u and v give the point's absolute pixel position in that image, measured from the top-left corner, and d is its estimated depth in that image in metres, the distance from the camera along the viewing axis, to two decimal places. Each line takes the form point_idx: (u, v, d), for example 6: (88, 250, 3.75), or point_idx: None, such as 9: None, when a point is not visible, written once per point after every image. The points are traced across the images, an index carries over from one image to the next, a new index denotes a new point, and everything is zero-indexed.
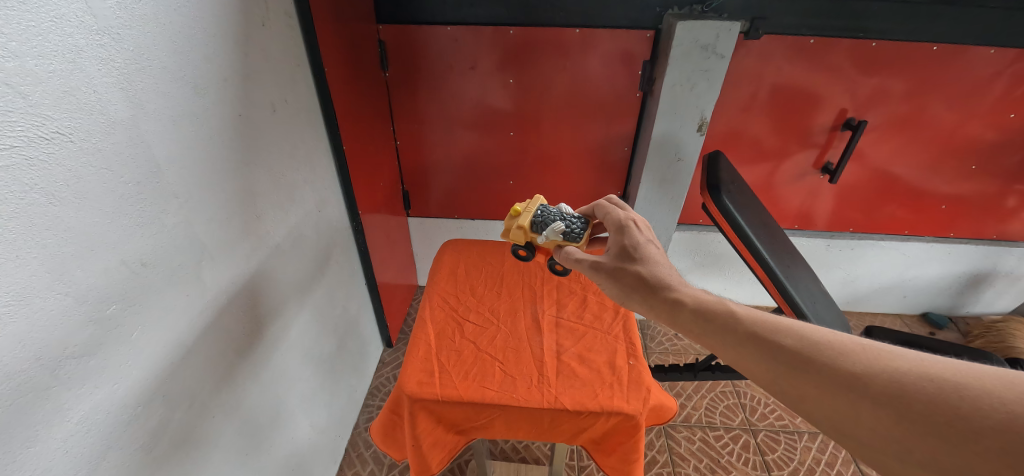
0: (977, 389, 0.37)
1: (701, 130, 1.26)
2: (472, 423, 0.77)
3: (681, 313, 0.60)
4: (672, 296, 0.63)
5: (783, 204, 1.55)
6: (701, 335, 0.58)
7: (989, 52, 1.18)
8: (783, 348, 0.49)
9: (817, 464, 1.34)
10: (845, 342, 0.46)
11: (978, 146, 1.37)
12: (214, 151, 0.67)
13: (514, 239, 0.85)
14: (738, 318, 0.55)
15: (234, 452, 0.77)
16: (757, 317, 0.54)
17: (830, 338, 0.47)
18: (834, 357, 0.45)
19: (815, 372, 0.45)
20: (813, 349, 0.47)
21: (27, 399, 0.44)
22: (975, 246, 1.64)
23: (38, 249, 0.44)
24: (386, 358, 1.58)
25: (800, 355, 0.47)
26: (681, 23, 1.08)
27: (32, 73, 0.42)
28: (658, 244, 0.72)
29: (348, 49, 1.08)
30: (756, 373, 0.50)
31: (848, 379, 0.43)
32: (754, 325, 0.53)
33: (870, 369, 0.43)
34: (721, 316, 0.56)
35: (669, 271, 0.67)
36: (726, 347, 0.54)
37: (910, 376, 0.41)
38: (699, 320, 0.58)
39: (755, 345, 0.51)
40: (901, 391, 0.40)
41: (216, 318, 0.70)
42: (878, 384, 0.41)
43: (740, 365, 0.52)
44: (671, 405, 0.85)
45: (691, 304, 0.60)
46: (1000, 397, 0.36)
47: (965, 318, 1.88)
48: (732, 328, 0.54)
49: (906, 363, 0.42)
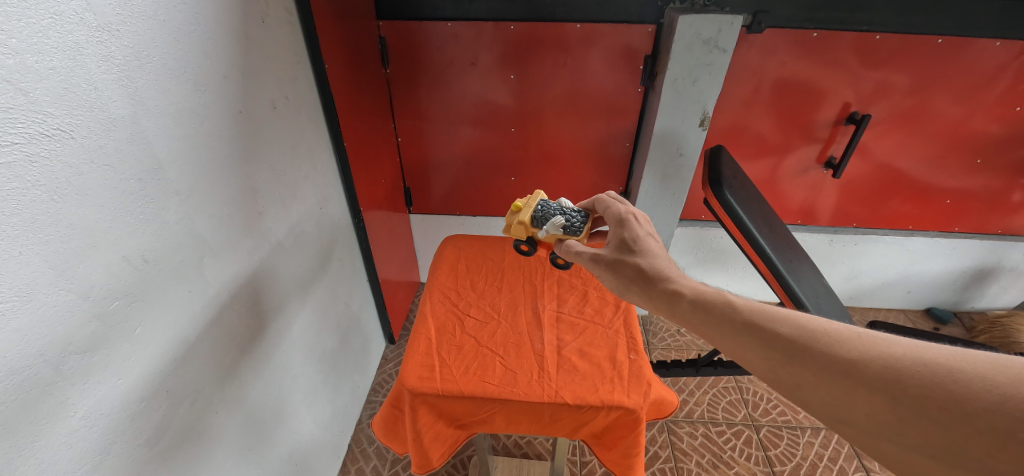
0: (970, 372, 0.37)
1: (703, 125, 1.25)
2: (472, 418, 0.77)
3: (680, 304, 0.60)
4: (671, 287, 0.63)
5: (786, 198, 1.54)
6: (699, 326, 0.58)
7: (996, 44, 1.17)
8: (780, 336, 0.49)
9: (820, 460, 1.33)
10: (841, 331, 0.46)
11: (984, 140, 1.36)
12: (214, 148, 0.67)
13: (515, 236, 0.85)
14: (737, 309, 0.55)
15: (238, 446, 0.78)
16: (755, 307, 0.54)
17: (826, 327, 0.48)
18: (830, 344, 0.45)
19: (812, 359, 0.45)
20: (809, 338, 0.47)
21: (31, 394, 0.45)
22: (980, 240, 1.62)
23: (41, 246, 0.45)
24: (389, 355, 1.59)
25: (797, 344, 0.47)
26: (683, 18, 1.07)
27: (32, 69, 0.42)
28: (657, 237, 0.72)
29: (348, 45, 1.08)
30: (753, 362, 0.50)
31: (843, 366, 0.43)
32: (752, 315, 0.53)
33: (865, 355, 0.43)
34: (720, 307, 0.57)
35: (668, 263, 0.67)
36: (724, 337, 0.54)
37: (904, 362, 0.41)
38: (698, 311, 0.58)
39: (753, 334, 0.51)
40: (895, 376, 0.40)
41: (218, 314, 0.71)
42: (873, 370, 0.41)
43: (738, 355, 0.53)
44: (672, 399, 0.85)
45: (689, 295, 0.60)
46: (992, 379, 0.36)
47: (969, 313, 1.87)
48: (730, 318, 0.55)
49: (900, 350, 0.42)
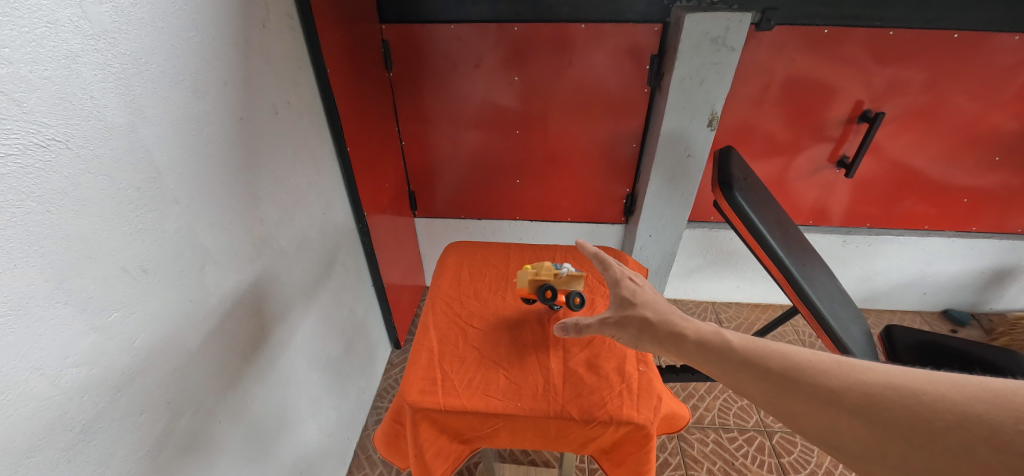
0: (933, 393, 0.37)
1: (711, 124, 1.22)
2: (476, 433, 0.75)
3: (686, 346, 0.58)
4: (675, 328, 0.60)
5: (797, 199, 1.51)
6: (704, 365, 0.55)
7: (1013, 38, 1.13)
8: (771, 368, 0.47)
9: (835, 467, 1.30)
10: (821, 358, 0.45)
11: (1001, 137, 1.32)
12: (213, 155, 0.66)
13: (540, 282, 0.87)
14: (734, 347, 0.53)
15: (241, 456, 0.77)
16: (749, 342, 0.52)
17: (809, 355, 0.46)
18: (814, 373, 0.44)
19: (800, 389, 0.44)
20: (796, 367, 0.46)
21: (26, 409, 0.44)
22: (1000, 240, 1.58)
23: (36, 258, 0.44)
24: (394, 360, 1.58)
25: (786, 374, 0.46)
26: (690, 16, 1.05)
27: (25, 79, 0.42)
28: (654, 289, 0.70)
29: (350, 48, 1.06)
30: (753, 396, 0.48)
31: (826, 393, 0.42)
32: (747, 351, 0.51)
33: (843, 382, 0.42)
34: (720, 347, 0.54)
35: (668, 307, 0.65)
36: (724, 373, 0.52)
37: (876, 386, 0.40)
38: (703, 352, 0.55)
39: (748, 369, 0.49)
40: (870, 400, 0.40)
41: (219, 322, 0.69)
42: (851, 396, 0.41)
43: (740, 391, 0.50)
44: (684, 412, 0.83)
45: (692, 336, 0.58)
46: (952, 399, 0.36)
47: (988, 315, 1.82)
48: (729, 355, 0.52)
49: (872, 374, 0.41)
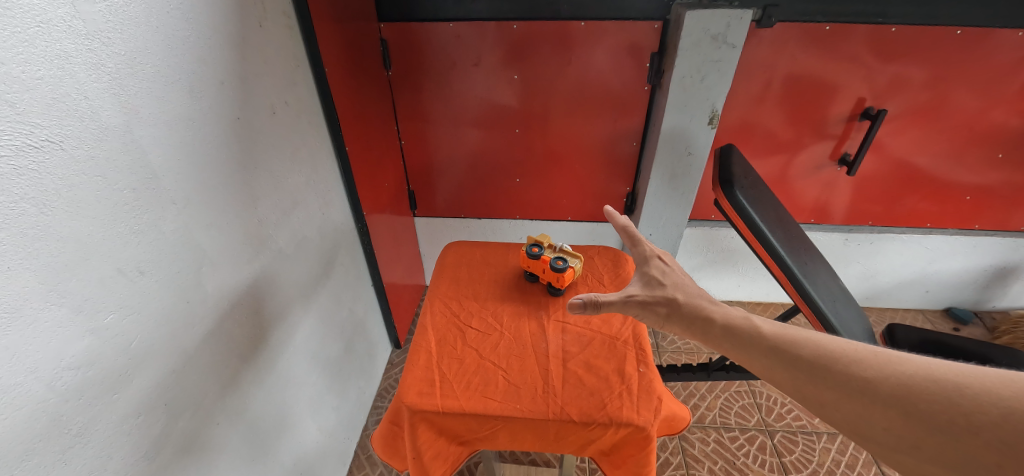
0: (977, 387, 0.37)
1: (711, 123, 1.21)
2: (475, 435, 0.75)
3: (713, 331, 0.58)
4: (702, 311, 0.61)
5: (798, 197, 1.50)
6: (733, 352, 0.56)
7: (1017, 34, 1.12)
8: (803, 357, 0.48)
9: (836, 467, 1.29)
10: (857, 350, 0.46)
11: (1004, 134, 1.31)
12: (210, 155, 0.66)
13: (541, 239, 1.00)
14: (763, 334, 0.53)
15: (240, 457, 0.77)
16: (779, 330, 0.53)
17: (844, 346, 0.47)
18: (848, 363, 0.45)
19: (833, 378, 0.45)
20: (829, 357, 0.46)
21: (22, 413, 0.44)
22: (1002, 238, 1.57)
23: (30, 260, 0.43)
24: (394, 360, 1.58)
25: (819, 363, 0.47)
26: (690, 13, 1.04)
27: (18, 79, 0.41)
28: (682, 271, 0.69)
29: (348, 47, 1.06)
30: (783, 384, 0.49)
31: (860, 384, 0.43)
32: (776, 339, 0.52)
33: (880, 374, 0.43)
34: (749, 333, 0.55)
35: (697, 290, 0.65)
36: (752, 360, 0.53)
37: (915, 378, 0.41)
38: (731, 338, 0.56)
39: (778, 357, 0.50)
40: (907, 393, 0.40)
41: (217, 324, 0.69)
42: (886, 387, 0.41)
43: (769, 378, 0.51)
44: (684, 415, 0.82)
45: (721, 320, 0.58)
46: (998, 393, 0.36)
47: (991, 313, 1.81)
48: (758, 342, 0.53)
49: (913, 367, 0.42)
